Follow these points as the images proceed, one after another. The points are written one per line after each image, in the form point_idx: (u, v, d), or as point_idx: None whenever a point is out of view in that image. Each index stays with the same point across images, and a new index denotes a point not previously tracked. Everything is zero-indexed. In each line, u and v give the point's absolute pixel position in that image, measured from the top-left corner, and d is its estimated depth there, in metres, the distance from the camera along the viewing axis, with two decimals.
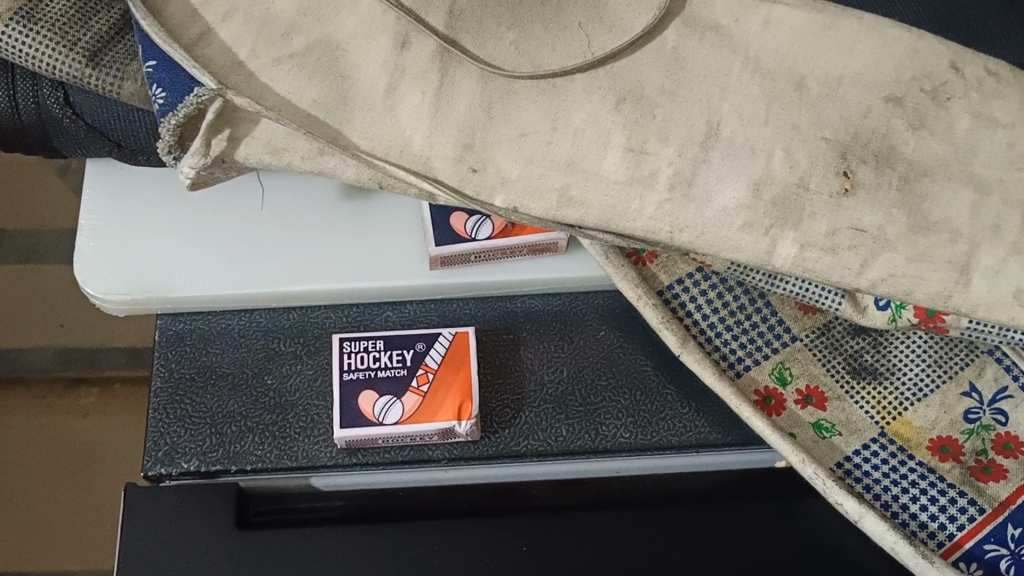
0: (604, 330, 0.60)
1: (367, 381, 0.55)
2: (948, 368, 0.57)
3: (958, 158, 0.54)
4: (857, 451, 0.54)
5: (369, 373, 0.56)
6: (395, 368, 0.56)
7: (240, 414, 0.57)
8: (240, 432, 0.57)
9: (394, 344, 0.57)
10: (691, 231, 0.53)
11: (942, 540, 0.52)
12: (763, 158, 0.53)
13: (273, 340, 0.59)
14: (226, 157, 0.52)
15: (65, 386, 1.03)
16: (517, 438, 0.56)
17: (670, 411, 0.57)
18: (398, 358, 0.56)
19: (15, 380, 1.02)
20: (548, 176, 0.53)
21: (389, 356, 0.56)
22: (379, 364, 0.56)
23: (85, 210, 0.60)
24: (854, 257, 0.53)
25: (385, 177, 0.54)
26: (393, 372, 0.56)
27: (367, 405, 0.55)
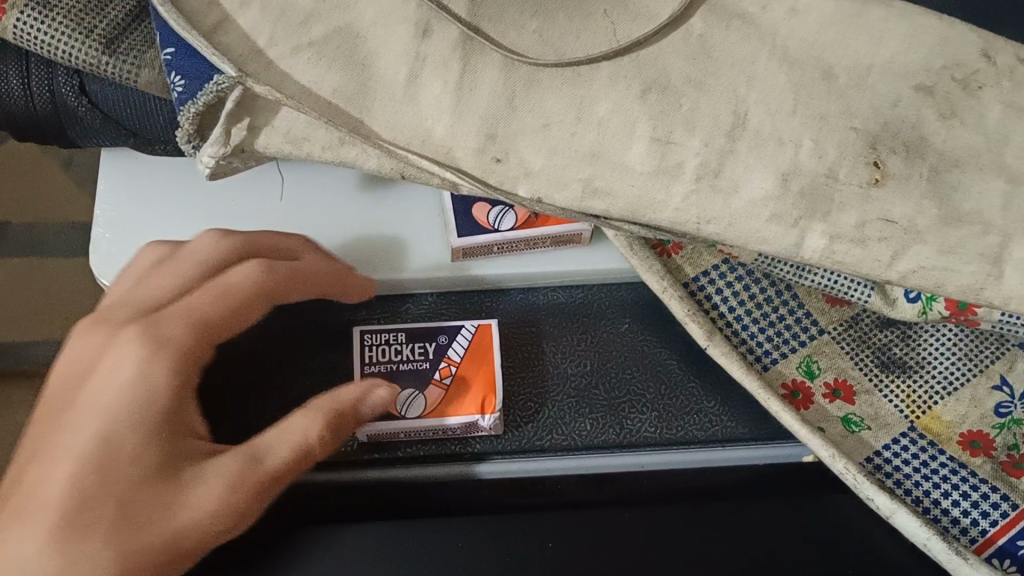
0: (627, 323, 0.59)
1: (388, 374, 0.55)
2: (978, 361, 0.56)
3: (989, 148, 0.53)
4: (886, 445, 0.53)
5: (391, 366, 0.56)
6: (417, 361, 0.56)
7: (250, 407, 0.55)
8: (250, 426, 0.54)
9: (416, 338, 0.57)
10: (718, 223, 0.52)
11: (975, 536, 0.51)
12: (791, 148, 0.52)
13: (283, 332, 0.57)
14: (245, 147, 0.51)
15: None
16: (540, 433, 0.55)
17: (696, 405, 0.56)
18: (420, 352, 0.56)
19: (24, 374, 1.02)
20: (573, 167, 0.52)
21: (411, 349, 0.56)
22: (401, 357, 0.56)
23: (101, 200, 0.59)
24: (883, 249, 0.52)
25: (407, 168, 0.53)
26: (415, 365, 0.56)
27: None
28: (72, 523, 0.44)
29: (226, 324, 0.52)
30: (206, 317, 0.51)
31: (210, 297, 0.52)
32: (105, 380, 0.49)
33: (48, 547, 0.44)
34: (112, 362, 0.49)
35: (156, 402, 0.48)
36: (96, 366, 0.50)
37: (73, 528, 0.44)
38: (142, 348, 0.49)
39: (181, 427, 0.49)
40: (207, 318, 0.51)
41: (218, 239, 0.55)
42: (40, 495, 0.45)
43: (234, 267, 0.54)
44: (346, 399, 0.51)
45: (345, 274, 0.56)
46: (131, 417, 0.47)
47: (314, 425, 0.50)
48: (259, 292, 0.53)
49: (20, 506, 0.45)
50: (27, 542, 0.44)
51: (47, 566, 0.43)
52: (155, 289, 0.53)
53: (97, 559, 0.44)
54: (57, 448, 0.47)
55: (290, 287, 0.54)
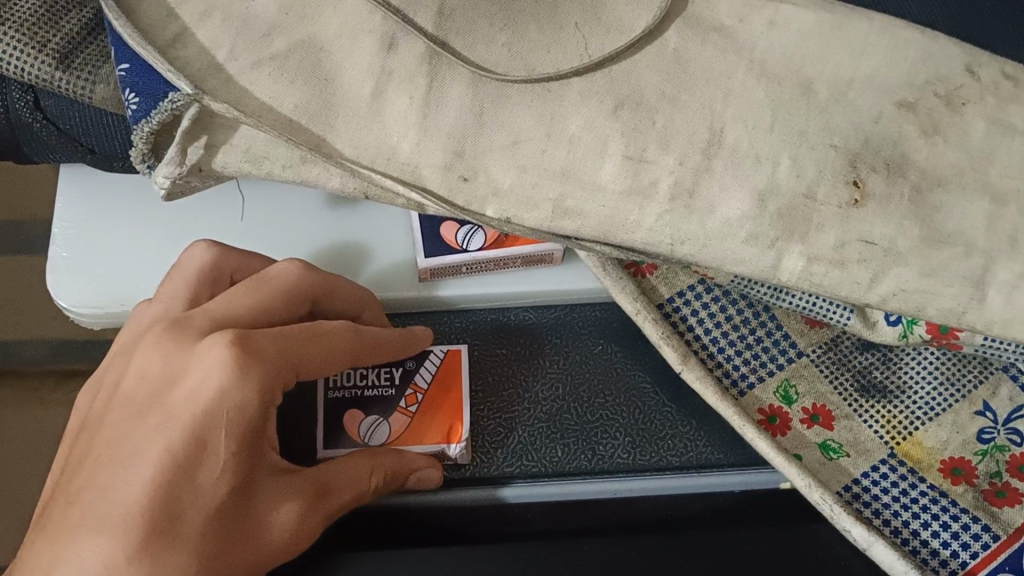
0: (600, 344, 0.57)
1: (353, 400, 0.54)
2: (961, 386, 0.54)
3: (973, 166, 0.52)
4: (865, 473, 0.52)
5: (356, 392, 0.54)
6: (383, 387, 0.55)
7: None
8: None
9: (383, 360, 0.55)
10: (693, 244, 0.51)
11: (956, 568, 0.49)
12: (768, 167, 0.51)
13: None
14: (203, 165, 0.49)
15: (57, 379, 1.01)
16: (509, 460, 0.54)
17: (671, 429, 0.55)
18: (386, 376, 0.55)
19: (13, 373, 1.02)
20: (542, 186, 0.50)
21: (377, 374, 0.55)
22: (367, 383, 0.55)
23: (60, 217, 0.57)
24: (863, 271, 0.50)
25: (371, 187, 0.51)
26: (381, 391, 0.54)
27: (353, 425, 0.54)
28: (161, 539, 0.40)
29: (313, 356, 0.47)
30: (309, 358, 0.47)
31: (300, 334, 0.47)
32: (197, 378, 0.43)
33: (133, 563, 0.38)
34: (206, 386, 0.43)
35: (251, 417, 0.44)
36: (188, 371, 0.43)
37: (156, 542, 0.39)
38: (235, 354, 0.43)
39: (258, 446, 0.45)
40: (305, 359, 0.47)
41: (303, 269, 0.51)
42: (117, 500, 0.39)
43: (290, 293, 0.49)
44: (409, 463, 0.51)
45: (414, 334, 0.54)
46: (242, 435, 0.43)
47: (376, 471, 0.49)
48: (345, 345, 0.49)
49: (88, 505, 0.39)
50: (103, 551, 0.38)
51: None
52: (237, 303, 0.47)
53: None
54: (142, 447, 0.41)
55: (371, 347, 0.51)
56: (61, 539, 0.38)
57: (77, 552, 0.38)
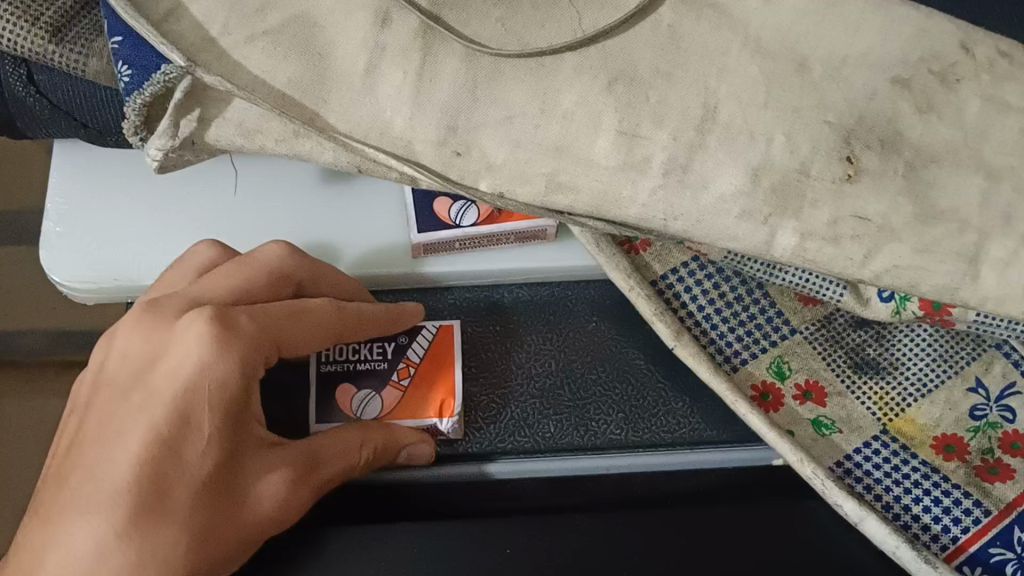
0: (594, 321, 0.57)
1: (345, 374, 0.55)
2: (954, 363, 0.54)
3: (967, 143, 0.51)
4: (857, 449, 0.52)
5: (349, 366, 0.55)
6: (376, 361, 0.55)
7: None
8: None
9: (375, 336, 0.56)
10: (686, 219, 0.51)
11: (946, 543, 0.49)
12: (762, 142, 0.50)
13: None
14: (196, 139, 0.50)
15: (61, 368, 1.00)
16: (502, 436, 0.54)
17: (664, 406, 0.55)
18: (379, 351, 0.56)
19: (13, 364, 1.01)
20: (535, 161, 0.51)
21: (370, 348, 0.56)
22: (360, 357, 0.55)
23: (53, 193, 0.57)
24: (856, 247, 0.51)
25: (364, 162, 0.52)
26: (374, 365, 0.55)
27: (346, 399, 0.54)
28: (153, 514, 0.41)
29: (295, 335, 0.48)
30: (293, 336, 0.48)
31: (281, 311, 0.48)
32: (178, 356, 0.44)
33: (124, 539, 0.40)
34: (184, 362, 0.44)
35: (230, 389, 0.44)
36: (168, 351, 0.45)
37: (147, 516, 0.41)
38: (215, 330, 0.44)
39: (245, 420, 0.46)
40: (285, 335, 0.47)
41: (288, 250, 0.51)
42: (107, 479, 0.41)
43: (276, 273, 0.50)
44: (400, 436, 0.51)
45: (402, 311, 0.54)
46: (222, 410, 0.44)
47: (367, 444, 0.49)
48: (331, 323, 0.50)
49: (82, 487, 0.41)
50: (93, 532, 0.40)
51: (127, 558, 0.40)
52: (220, 284, 0.48)
53: (171, 559, 0.41)
54: (128, 428, 0.42)
55: (355, 324, 0.51)
56: (57, 524, 0.40)
57: (70, 533, 0.40)
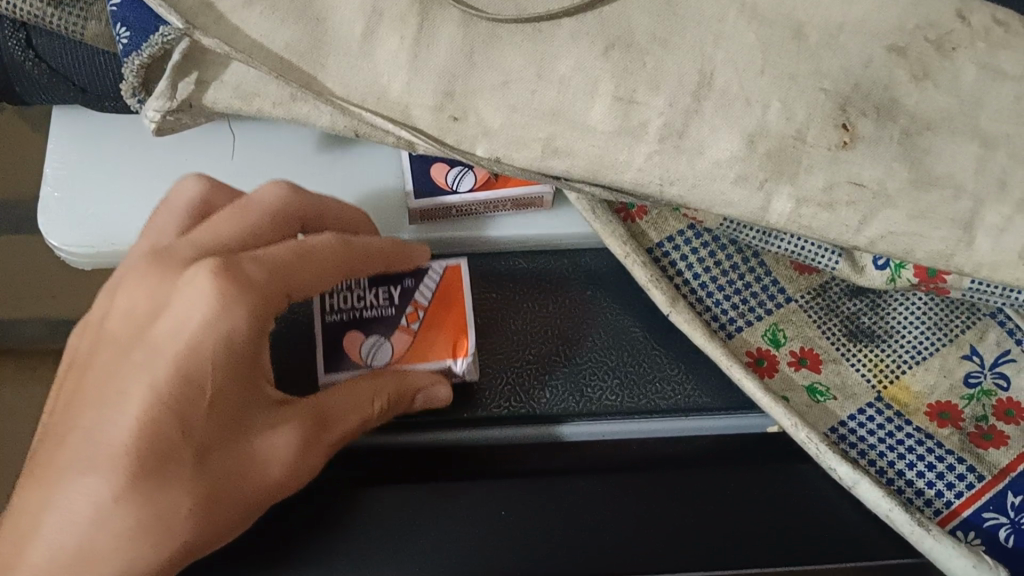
0: (590, 290, 0.57)
1: (352, 321, 0.55)
2: (949, 331, 0.55)
3: (963, 111, 0.51)
4: (852, 415, 0.52)
5: (355, 314, 0.55)
6: (383, 306, 0.55)
7: None
8: None
9: (379, 281, 0.56)
10: (682, 184, 0.51)
11: (940, 508, 0.49)
12: (758, 108, 0.51)
13: None
14: (193, 102, 0.50)
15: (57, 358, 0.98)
16: (497, 401, 0.54)
17: (660, 373, 0.55)
18: (385, 296, 0.56)
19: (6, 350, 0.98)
20: (532, 126, 0.51)
21: (376, 295, 0.56)
22: (366, 304, 0.55)
23: (51, 159, 0.58)
24: (852, 213, 0.51)
25: (361, 126, 0.52)
26: (381, 312, 0.55)
27: (355, 346, 0.54)
28: (153, 477, 0.41)
29: (303, 283, 0.48)
30: (302, 279, 0.48)
31: (288, 255, 0.48)
32: (183, 311, 0.44)
33: (120, 504, 0.41)
34: (192, 318, 0.44)
35: (236, 348, 0.45)
36: (172, 305, 0.45)
37: (147, 479, 0.41)
38: (223, 284, 0.45)
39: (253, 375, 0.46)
40: (294, 282, 0.48)
41: (290, 190, 0.51)
42: (107, 442, 0.41)
43: (283, 217, 0.50)
44: (412, 384, 0.51)
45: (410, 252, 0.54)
46: (227, 371, 0.44)
47: (380, 395, 0.49)
48: (341, 262, 0.50)
49: (81, 448, 0.42)
50: (93, 494, 0.41)
51: (124, 523, 0.41)
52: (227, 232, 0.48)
53: (171, 522, 0.42)
54: (129, 388, 0.43)
55: (366, 259, 0.51)
56: (58, 483, 0.41)
57: (70, 495, 0.41)
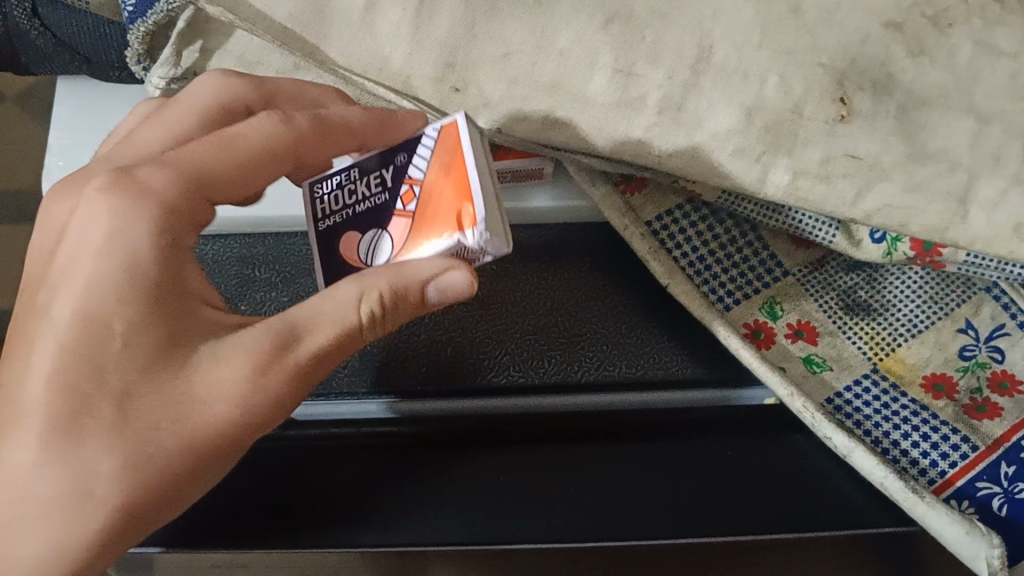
0: (587, 264, 0.58)
1: (345, 223, 0.43)
2: (945, 305, 0.55)
3: (958, 86, 0.51)
4: (848, 386, 0.53)
5: (346, 213, 0.43)
6: (377, 194, 0.42)
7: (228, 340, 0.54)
8: None
9: (372, 166, 0.43)
10: (680, 156, 0.52)
11: (934, 478, 0.50)
12: (756, 82, 0.51)
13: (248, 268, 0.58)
14: (198, 70, 0.51)
15: None
16: (498, 371, 0.54)
17: (657, 345, 0.55)
18: (378, 182, 0.43)
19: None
20: (532, 97, 0.51)
21: (366, 183, 0.43)
22: (357, 197, 0.43)
23: (55, 128, 0.58)
24: (848, 185, 0.51)
25: (364, 94, 0.53)
26: (376, 201, 0.42)
27: (352, 252, 0.42)
28: (74, 437, 0.38)
29: (229, 181, 0.42)
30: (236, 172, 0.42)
31: (201, 149, 0.42)
32: (80, 232, 0.40)
33: (45, 467, 0.38)
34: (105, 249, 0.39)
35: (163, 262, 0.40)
36: (72, 224, 0.41)
37: (68, 438, 0.38)
38: (116, 199, 0.40)
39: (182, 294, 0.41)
40: (209, 176, 0.42)
41: (223, 79, 0.46)
42: (22, 398, 0.38)
43: (217, 117, 0.45)
44: (415, 279, 0.40)
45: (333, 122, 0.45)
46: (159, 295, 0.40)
47: (368, 297, 0.40)
48: (281, 147, 0.44)
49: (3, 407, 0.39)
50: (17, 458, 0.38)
51: (51, 488, 0.38)
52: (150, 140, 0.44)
53: (97, 485, 0.38)
54: (38, 334, 0.39)
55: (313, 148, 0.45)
56: None
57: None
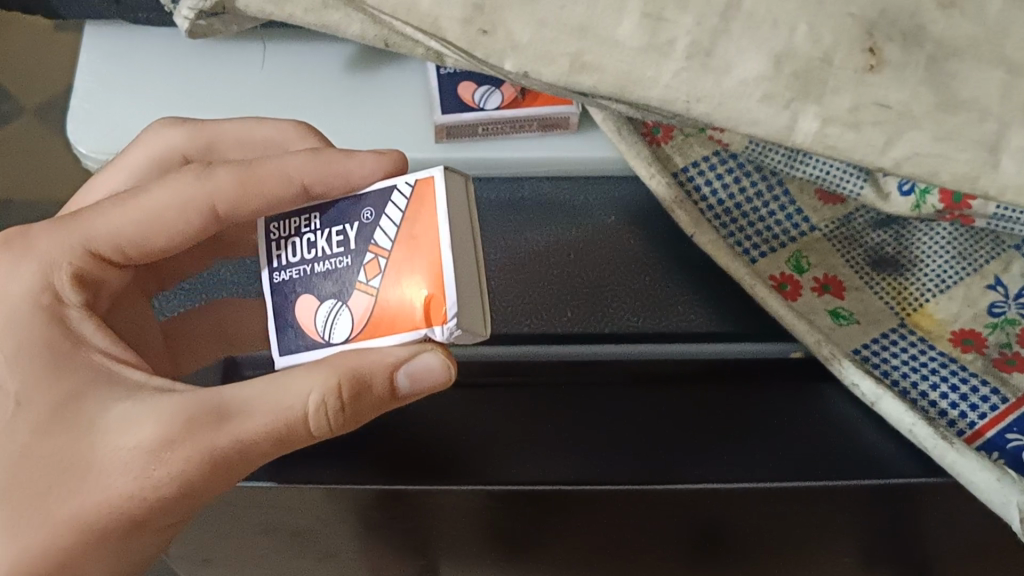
0: (611, 218, 0.58)
1: (305, 278, 0.42)
2: (974, 262, 0.55)
3: (989, 39, 0.45)
4: (875, 339, 0.52)
5: (308, 268, 0.42)
6: (336, 256, 0.42)
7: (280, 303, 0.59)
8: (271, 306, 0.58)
9: (334, 218, 0.42)
10: (708, 102, 0.47)
11: (963, 428, 0.48)
12: (785, 30, 0.45)
13: None
14: (226, 4, 0.51)
15: None
16: (520, 318, 0.54)
17: (680, 298, 0.55)
18: (338, 239, 0.42)
19: None
20: (560, 40, 0.48)
21: (327, 239, 0.42)
22: (318, 254, 0.42)
23: (84, 73, 0.59)
24: (877, 134, 0.46)
25: (392, 35, 0.51)
26: (334, 262, 0.41)
27: (309, 318, 0.42)
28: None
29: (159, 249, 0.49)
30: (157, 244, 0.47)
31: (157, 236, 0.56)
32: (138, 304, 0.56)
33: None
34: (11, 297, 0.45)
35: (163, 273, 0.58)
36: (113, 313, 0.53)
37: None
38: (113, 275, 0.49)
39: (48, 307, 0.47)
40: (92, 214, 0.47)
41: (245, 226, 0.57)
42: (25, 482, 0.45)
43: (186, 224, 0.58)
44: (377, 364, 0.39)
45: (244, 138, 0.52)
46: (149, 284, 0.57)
47: (316, 393, 0.40)
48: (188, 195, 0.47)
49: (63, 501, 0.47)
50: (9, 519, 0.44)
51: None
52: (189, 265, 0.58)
53: None
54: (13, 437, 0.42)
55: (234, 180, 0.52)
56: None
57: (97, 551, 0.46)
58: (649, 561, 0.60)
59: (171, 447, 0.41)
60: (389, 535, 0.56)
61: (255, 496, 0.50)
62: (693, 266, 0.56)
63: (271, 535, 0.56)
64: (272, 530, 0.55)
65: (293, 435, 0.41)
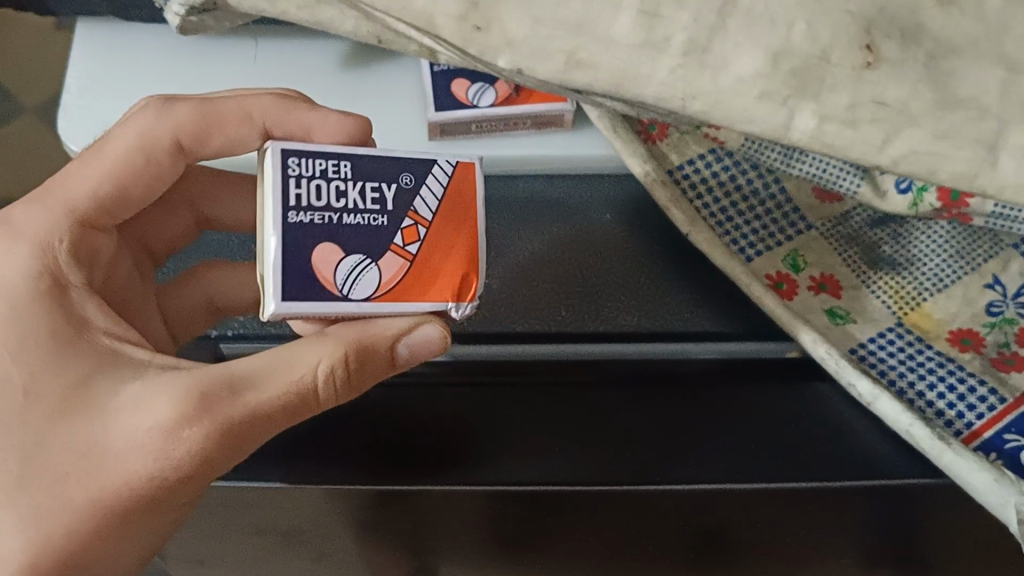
0: (608, 216, 0.57)
1: (325, 226, 0.40)
2: (971, 261, 0.54)
3: (988, 37, 0.45)
4: (872, 339, 0.51)
5: (332, 215, 0.40)
6: (371, 212, 0.41)
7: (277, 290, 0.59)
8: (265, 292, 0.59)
9: (367, 172, 0.41)
10: (703, 100, 0.45)
11: (960, 429, 0.48)
12: (783, 27, 0.44)
13: None
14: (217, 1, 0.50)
15: None
16: (514, 317, 0.53)
17: (675, 297, 0.54)
18: (370, 195, 0.41)
19: None
20: (556, 37, 0.46)
21: (359, 189, 0.41)
22: (347, 203, 0.40)
23: (76, 69, 0.58)
24: (875, 132, 0.45)
25: (386, 32, 0.51)
26: (371, 218, 0.41)
27: (328, 269, 0.39)
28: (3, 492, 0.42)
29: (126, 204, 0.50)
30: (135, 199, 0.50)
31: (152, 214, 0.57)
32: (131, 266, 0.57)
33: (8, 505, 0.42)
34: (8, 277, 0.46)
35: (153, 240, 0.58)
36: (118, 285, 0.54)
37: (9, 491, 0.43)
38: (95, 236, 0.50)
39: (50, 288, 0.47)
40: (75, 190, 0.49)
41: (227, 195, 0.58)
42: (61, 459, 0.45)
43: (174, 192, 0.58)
44: (384, 335, 0.43)
45: (221, 107, 0.50)
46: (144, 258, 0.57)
47: (325, 359, 0.43)
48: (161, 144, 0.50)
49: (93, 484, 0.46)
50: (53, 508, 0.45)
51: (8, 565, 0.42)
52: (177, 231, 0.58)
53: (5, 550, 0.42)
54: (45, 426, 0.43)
55: (201, 133, 0.51)
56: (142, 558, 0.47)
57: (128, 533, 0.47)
58: (644, 560, 0.60)
59: (186, 424, 0.42)
60: (382, 534, 0.55)
61: (246, 495, 0.50)
62: (690, 264, 0.55)
63: (263, 534, 0.56)
64: (264, 530, 0.55)
65: (300, 405, 0.44)
